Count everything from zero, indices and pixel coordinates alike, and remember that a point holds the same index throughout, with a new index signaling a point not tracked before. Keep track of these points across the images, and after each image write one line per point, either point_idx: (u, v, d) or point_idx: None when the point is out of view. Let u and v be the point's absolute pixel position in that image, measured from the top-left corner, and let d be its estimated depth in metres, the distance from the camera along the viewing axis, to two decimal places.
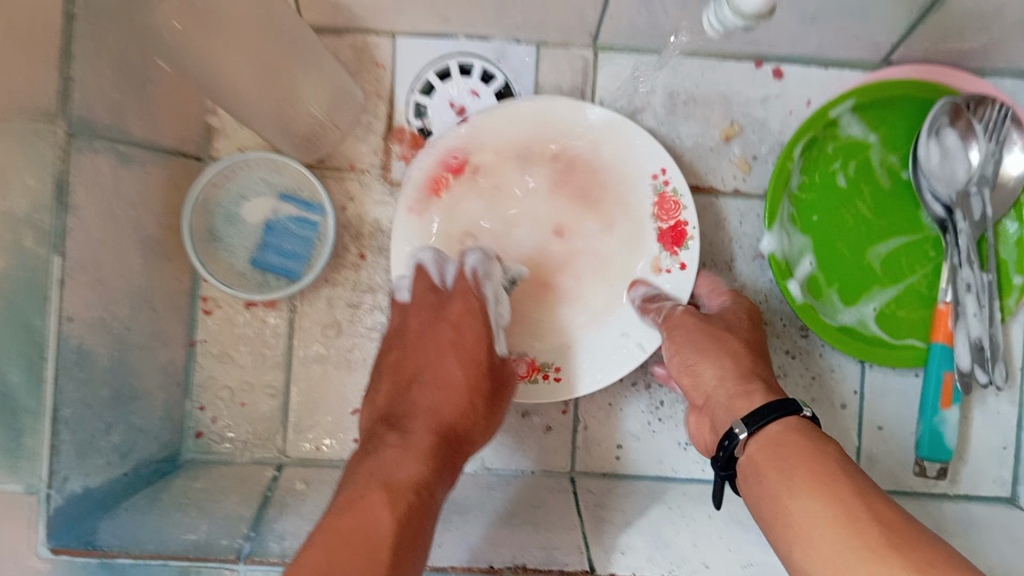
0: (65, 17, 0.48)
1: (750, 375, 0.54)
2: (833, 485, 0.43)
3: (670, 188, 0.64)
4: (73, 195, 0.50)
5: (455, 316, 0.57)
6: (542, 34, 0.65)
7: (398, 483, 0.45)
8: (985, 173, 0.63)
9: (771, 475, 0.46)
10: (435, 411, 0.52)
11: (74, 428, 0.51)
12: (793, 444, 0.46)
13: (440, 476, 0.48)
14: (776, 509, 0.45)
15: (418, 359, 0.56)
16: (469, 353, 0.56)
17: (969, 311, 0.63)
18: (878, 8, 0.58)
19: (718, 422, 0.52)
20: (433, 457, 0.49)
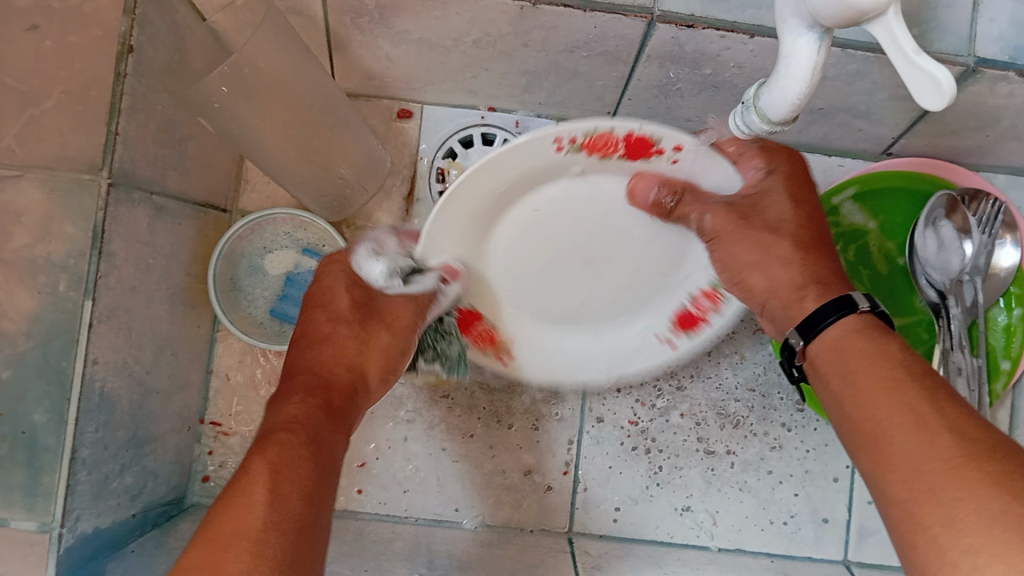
0: (114, 77, 0.51)
1: (807, 280, 0.52)
2: (904, 386, 0.43)
3: (577, 137, 0.52)
4: (110, 243, 0.53)
5: (316, 279, 0.57)
6: (563, 110, 0.69)
7: (276, 433, 0.44)
8: (978, 264, 0.66)
9: (834, 381, 0.47)
10: (316, 354, 0.54)
11: (90, 467, 0.53)
12: (857, 348, 0.46)
13: (324, 422, 0.48)
14: (848, 407, 0.45)
15: (305, 329, 0.56)
16: (332, 306, 0.56)
17: (959, 394, 0.65)
18: (880, 107, 0.62)
19: (781, 330, 0.53)
20: (308, 403, 0.48)
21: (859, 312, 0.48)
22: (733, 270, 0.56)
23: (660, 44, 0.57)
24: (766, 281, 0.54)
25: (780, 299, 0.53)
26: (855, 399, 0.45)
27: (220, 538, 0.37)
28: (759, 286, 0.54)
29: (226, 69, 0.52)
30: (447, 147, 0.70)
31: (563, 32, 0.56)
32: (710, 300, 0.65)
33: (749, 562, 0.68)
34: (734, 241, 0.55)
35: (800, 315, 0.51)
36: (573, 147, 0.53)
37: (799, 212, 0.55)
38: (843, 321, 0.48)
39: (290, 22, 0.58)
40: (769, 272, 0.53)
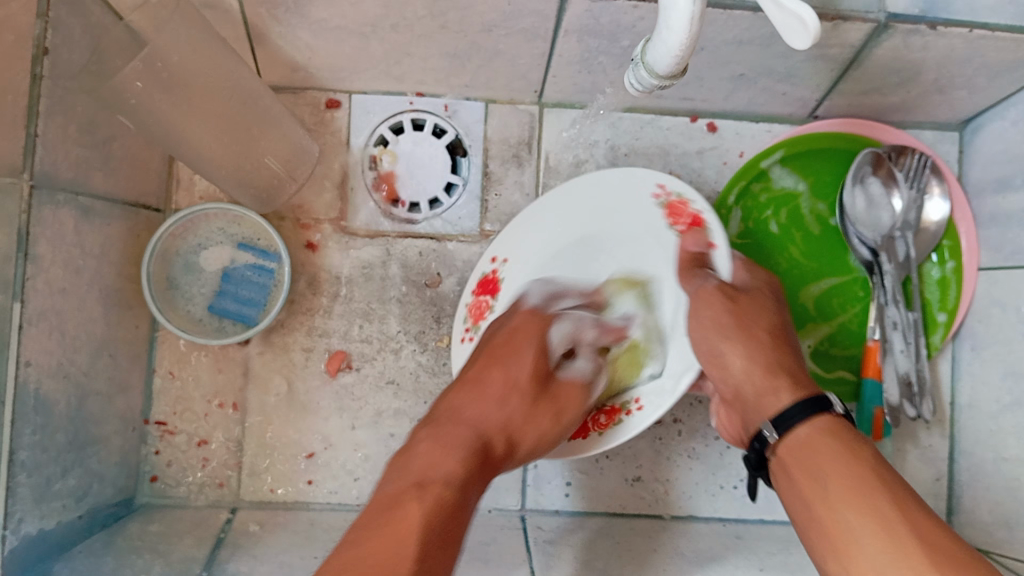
0: (31, 78, 0.50)
1: (775, 369, 0.53)
2: (870, 490, 0.45)
3: (673, 194, 0.59)
4: (35, 245, 0.51)
5: (517, 323, 0.58)
6: (490, 92, 0.69)
7: (432, 480, 0.47)
8: (908, 219, 0.67)
9: (801, 478, 0.48)
10: (488, 417, 0.54)
11: (32, 470, 0.52)
12: (829, 446, 0.48)
13: (473, 481, 0.50)
14: (818, 504, 0.46)
15: (496, 383, 0.56)
16: (517, 363, 0.56)
17: (896, 347, 0.66)
18: (801, 68, 0.62)
19: (748, 414, 0.54)
20: (466, 454, 0.50)
21: (830, 413, 0.50)
22: (713, 347, 0.55)
23: (575, 18, 0.56)
24: (744, 366, 0.54)
25: (750, 386, 0.54)
26: (824, 497, 0.46)
27: (382, 565, 0.40)
28: (733, 366, 0.54)
29: (138, 63, 0.53)
30: (377, 134, 0.71)
31: (478, 10, 0.56)
32: (608, 417, 0.58)
33: (700, 529, 0.69)
34: (721, 316, 0.54)
35: (770, 405, 0.52)
36: (661, 203, 0.59)
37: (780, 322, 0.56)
38: (814, 419, 0.50)
39: (204, 17, 0.58)
40: (747, 354, 0.54)
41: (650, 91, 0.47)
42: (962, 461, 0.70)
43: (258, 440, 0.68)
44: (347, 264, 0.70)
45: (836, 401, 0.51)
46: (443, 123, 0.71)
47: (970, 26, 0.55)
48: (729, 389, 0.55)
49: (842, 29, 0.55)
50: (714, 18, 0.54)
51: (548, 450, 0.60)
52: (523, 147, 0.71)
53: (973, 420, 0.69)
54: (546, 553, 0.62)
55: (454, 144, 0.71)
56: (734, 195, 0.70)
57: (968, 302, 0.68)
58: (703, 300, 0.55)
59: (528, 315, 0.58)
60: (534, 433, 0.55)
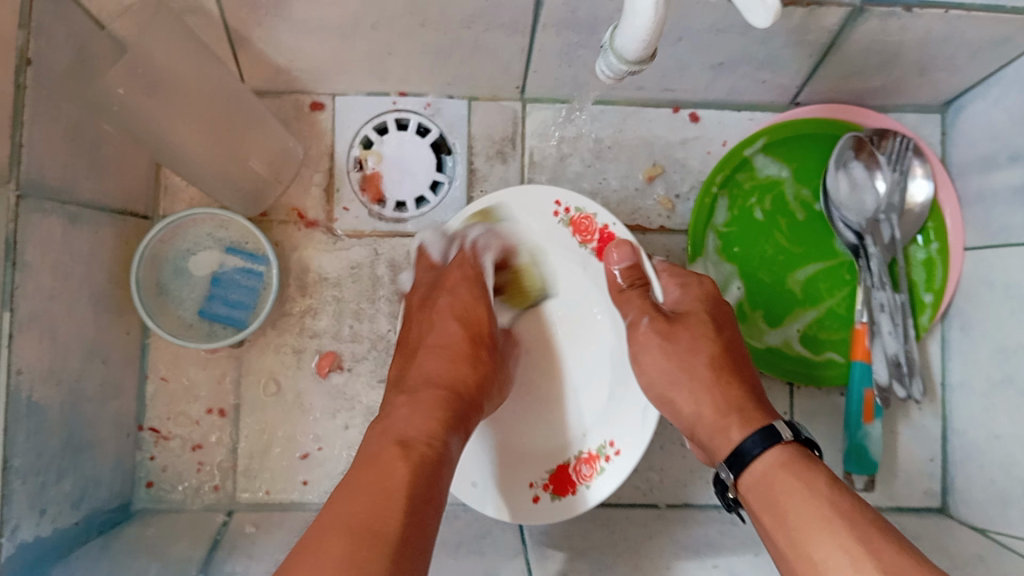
0: (14, 86, 0.51)
1: (729, 406, 0.55)
2: (833, 523, 0.44)
3: (574, 211, 0.64)
4: (24, 252, 0.52)
5: (454, 282, 0.62)
6: (472, 89, 0.70)
7: (413, 439, 0.48)
8: (892, 201, 0.67)
9: (766, 520, 0.47)
10: (450, 372, 0.56)
11: (26, 476, 0.52)
12: (785, 481, 0.47)
13: (448, 432, 0.51)
14: (785, 542, 0.46)
15: (430, 350, 0.58)
16: (466, 311, 0.60)
17: (884, 329, 0.66)
18: (780, 55, 0.62)
19: (708, 451, 0.55)
20: (439, 409, 0.52)
21: (781, 442, 0.50)
22: (662, 391, 0.58)
23: (553, 11, 0.56)
24: (692, 405, 0.57)
25: (704, 425, 0.55)
26: (789, 533, 0.45)
27: (368, 537, 0.41)
28: (687, 408, 0.57)
29: (123, 67, 0.53)
30: (362, 135, 0.71)
31: (456, 6, 0.56)
32: (589, 465, 0.62)
33: (696, 516, 0.70)
34: (670, 360, 0.58)
35: (725, 446, 0.53)
36: (563, 221, 0.64)
37: (722, 353, 0.58)
38: (767, 453, 0.50)
39: (186, 21, 0.58)
40: (695, 397, 0.56)
41: (619, 77, 0.49)
42: (956, 440, 0.70)
43: (253, 442, 0.69)
44: (335, 264, 0.70)
45: (785, 427, 0.50)
46: (427, 121, 0.71)
47: (946, 6, 0.54)
48: (686, 426, 0.58)
49: (819, 13, 0.55)
50: (690, 6, 0.54)
51: (542, 508, 0.62)
52: (507, 143, 0.72)
53: (964, 399, 0.69)
54: (542, 546, 0.63)
55: (439, 142, 0.72)
56: (718, 183, 0.70)
57: (955, 282, 0.69)
58: (642, 342, 0.60)
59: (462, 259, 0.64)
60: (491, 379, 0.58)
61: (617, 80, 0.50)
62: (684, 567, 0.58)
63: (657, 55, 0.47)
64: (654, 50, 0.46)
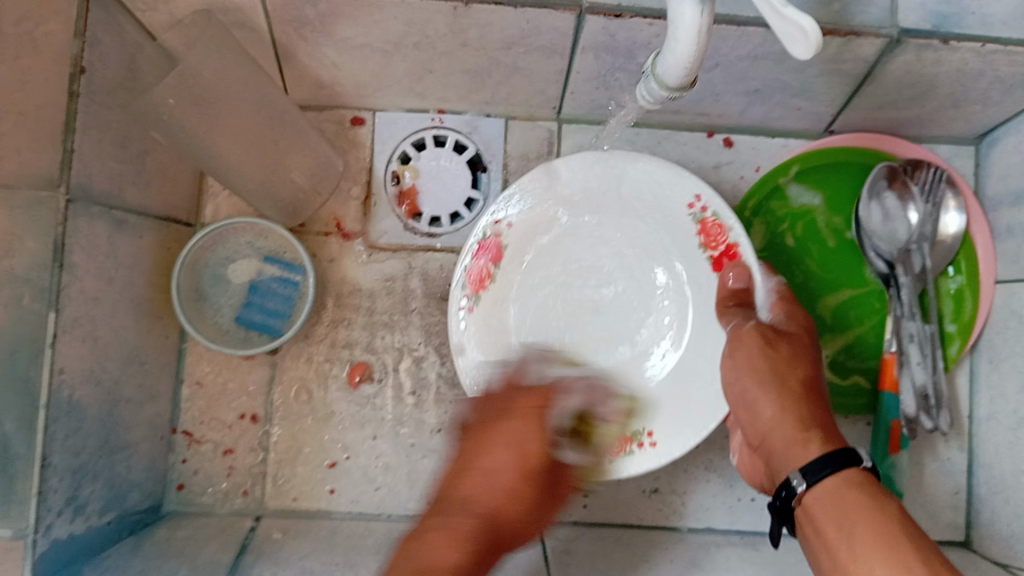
0: (68, 95, 0.52)
1: (806, 422, 0.57)
2: (897, 544, 0.45)
3: (709, 214, 0.62)
4: (70, 254, 0.53)
5: (522, 408, 0.61)
6: (510, 109, 0.71)
7: (433, 572, 0.51)
8: (924, 232, 0.67)
9: (830, 531, 0.48)
10: (485, 497, 0.59)
11: (62, 473, 0.53)
12: (856, 499, 0.49)
13: (473, 574, 0.53)
14: (845, 555, 0.47)
15: (476, 475, 0.60)
16: (519, 441, 0.60)
17: (913, 360, 0.66)
18: (815, 83, 0.62)
19: (775, 461, 0.56)
20: (469, 541, 0.55)
21: (858, 467, 0.51)
22: (748, 392, 0.59)
23: (591, 35, 0.57)
24: (772, 416, 0.58)
25: (780, 434, 0.57)
26: (850, 547, 0.47)
27: None
28: (766, 416, 0.58)
29: (172, 81, 0.55)
30: (400, 151, 0.73)
31: (497, 29, 0.57)
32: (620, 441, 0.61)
33: (719, 539, 0.70)
34: (767, 369, 0.59)
35: (798, 457, 0.54)
36: (694, 217, 0.63)
37: (814, 376, 0.61)
38: (840, 471, 0.51)
39: (234, 35, 0.59)
40: (780, 407, 0.58)
41: (659, 102, 0.51)
42: (982, 473, 0.70)
43: (283, 448, 0.70)
44: (368, 277, 0.72)
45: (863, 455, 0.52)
46: (464, 139, 0.72)
47: (982, 40, 0.55)
48: (758, 435, 0.59)
49: (855, 44, 0.56)
50: (728, 33, 0.55)
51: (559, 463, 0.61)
52: (542, 162, 0.73)
53: (992, 432, 0.69)
54: (564, 563, 0.63)
55: (474, 160, 0.73)
56: (750, 210, 0.71)
57: (984, 314, 0.69)
58: (742, 341, 0.61)
59: (540, 394, 0.62)
60: (535, 517, 0.61)
61: (657, 105, 0.51)
62: None
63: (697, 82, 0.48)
64: (694, 77, 0.47)
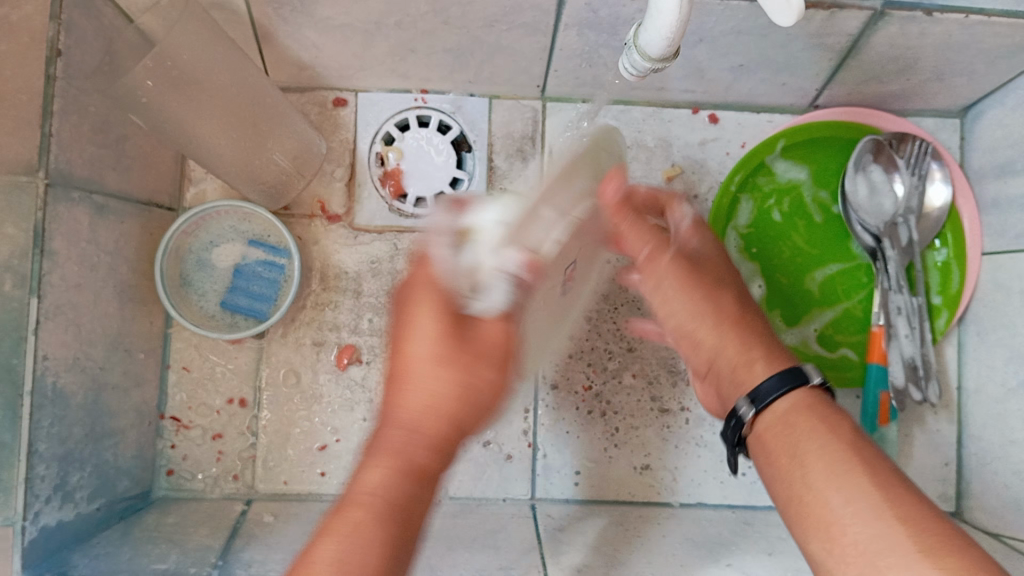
0: (44, 79, 0.51)
1: (748, 340, 0.51)
2: (846, 459, 0.43)
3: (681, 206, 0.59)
4: (51, 241, 0.52)
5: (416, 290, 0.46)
6: (494, 87, 0.71)
7: (372, 498, 0.41)
8: (910, 205, 0.68)
9: (783, 460, 0.45)
10: (433, 388, 0.44)
11: (48, 461, 0.53)
12: (807, 425, 0.45)
13: (427, 487, 0.43)
14: (800, 484, 0.43)
15: (428, 312, 0.45)
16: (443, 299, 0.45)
17: (901, 332, 0.66)
18: (799, 57, 0.62)
19: (725, 389, 0.52)
20: (409, 452, 0.43)
21: (808, 385, 0.47)
22: (683, 323, 0.54)
23: (574, 11, 0.56)
24: (715, 339, 0.52)
25: (727, 356, 0.52)
26: (802, 474, 0.43)
27: None
28: (710, 340, 0.52)
29: (150, 62, 0.54)
30: (383, 132, 0.72)
31: (478, 6, 0.57)
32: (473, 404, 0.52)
33: (709, 515, 0.70)
34: (698, 297, 0.53)
35: (747, 375, 0.50)
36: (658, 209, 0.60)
37: (739, 290, 0.55)
38: (789, 393, 0.47)
39: (212, 16, 0.59)
40: (720, 332, 0.52)
41: (642, 76, 0.50)
42: (970, 444, 0.70)
43: (271, 432, 0.70)
44: (355, 259, 0.71)
45: (815, 370, 0.48)
46: (448, 119, 0.72)
47: (966, 11, 0.54)
48: (702, 361, 0.54)
49: (839, 17, 0.55)
50: (710, 8, 0.55)
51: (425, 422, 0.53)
52: (527, 141, 0.72)
53: (981, 403, 0.69)
54: (555, 541, 0.63)
55: (459, 140, 0.73)
56: (736, 183, 0.70)
57: (970, 287, 0.69)
58: (660, 272, 0.54)
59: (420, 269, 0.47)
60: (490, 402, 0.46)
61: (641, 79, 0.51)
62: (697, 564, 0.58)
63: (679, 52, 0.48)
64: (677, 48, 0.47)
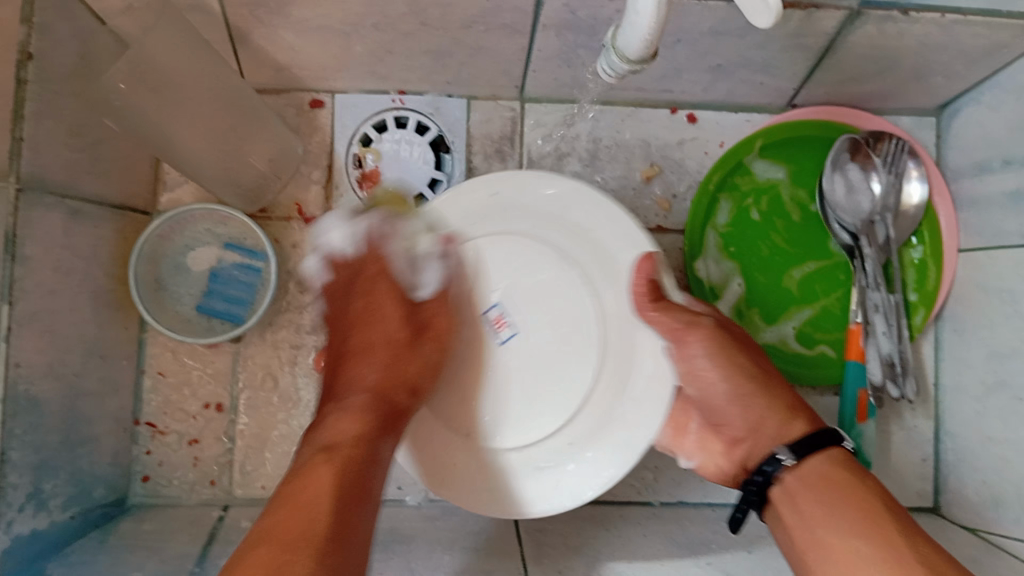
0: (15, 82, 0.50)
1: (793, 410, 0.58)
2: (875, 518, 0.48)
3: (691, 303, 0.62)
4: (23, 247, 0.51)
5: (369, 291, 0.64)
6: (472, 88, 0.70)
7: (338, 444, 0.53)
8: (887, 203, 0.68)
9: (811, 506, 0.51)
10: (382, 377, 0.59)
11: (22, 470, 0.52)
12: (837, 479, 0.51)
13: (371, 451, 0.53)
14: (827, 532, 0.49)
15: (362, 357, 0.61)
16: (369, 330, 0.62)
17: (879, 329, 0.67)
18: (777, 58, 0.62)
19: (757, 453, 0.57)
20: (365, 414, 0.56)
21: (842, 447, 0.54)
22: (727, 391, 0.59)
23: (552, 12, 0.56)
24: (756, 412, 0.58)
25: (767, 426, 0.57)
26: (831, 523, 0.49)
27: (294, 505, 0.48)
28: (750, 410, 0.58)
29: (122, 65, 0.54)
30: (361, 133, 0.72)
31: (456, 7, 0.56)
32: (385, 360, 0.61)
33: (689, 514, 0.70)
34: (745, 370, 0.59)
35: (788, 434, 0.56)
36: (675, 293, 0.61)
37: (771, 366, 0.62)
38: (828, 449, 0.53)
39: (187, 18, 0.58)
40: (767, 405, 0.58)
41: (620, 77, 0.50)
42: (948, 441, 0.71)
43: (249, 437, 0.69)
44: None
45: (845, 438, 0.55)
46: (426, 120, 0.72)
47: (943, 11, 0.55)
48: (738, 430, 0.59)
49: (818, 17, 0.55)
50: (688, 9, 0.55)
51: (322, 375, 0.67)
52: (506, 141, 0.72)
53: (959, 401, 0.69)
54: (536, 544, 0.63)
55: (437, 141, 0.72)
56: (715, 183, 0.70)
57: (947, 284, 0.69)
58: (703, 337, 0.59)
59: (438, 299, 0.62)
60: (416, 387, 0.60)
61: (619, 80, 0.50)
62: (678, 565, 0.58)
63: (658, 54, 0.48)
64: (656, 50, 0.47)
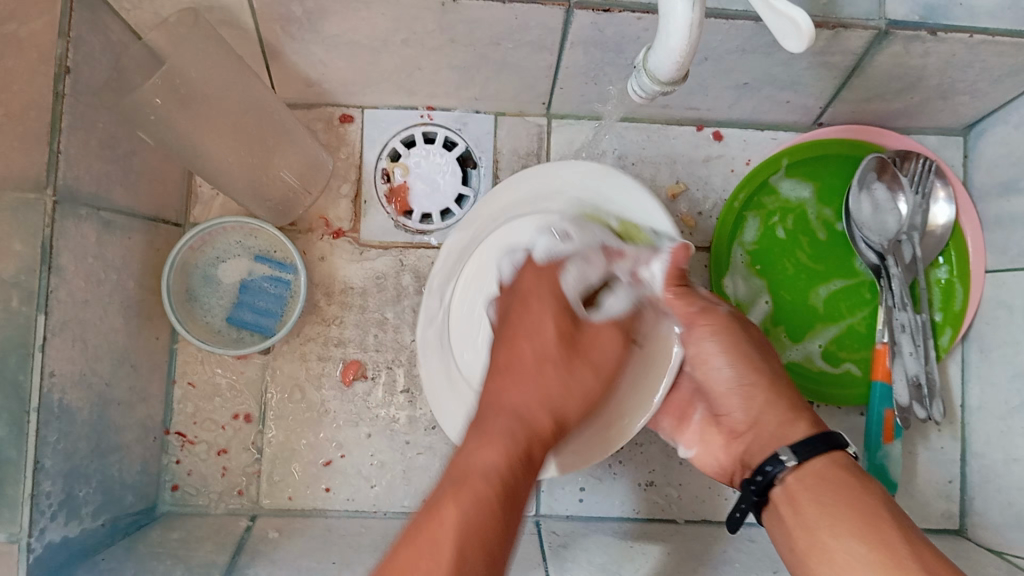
0: (53, 97, 0.52)
1: (798, 408, 0.56)
2: (870, 515, 0.47)
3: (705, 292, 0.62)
4: (59, 257, 0.52)
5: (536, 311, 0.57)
6: (499, 105, 0.71)
7: (468, 483, 0.45)
8: (914, 222, 0.68)
9: (810, 507, 0.50)
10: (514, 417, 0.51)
11: (54, 477, 0.53)
12: (835, 477, 0.50)
13: (515, 490, 0.47)
14: (821, 534, 0.48)
15: (504, 393, 0.53)
16: (539, 361, 0.54)
17: (905, 350, 0.66)
18: (803, 76, 0.63)
19: (756, 453, 0.56)
20: (506, 464, 0.47)
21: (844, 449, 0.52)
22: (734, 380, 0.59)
23: (580, 29, 0.56)
24: (755, 411, 0.58)
25: (768, 424, 0.56)
26: (829, 525, 0.48)
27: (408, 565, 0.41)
28: (754, 407, 0.58)
29: (158, 80, 0.54)
30: (390, 147, 0.73)
31: (483, 24, 0.57)
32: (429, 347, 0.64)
33: (713, 531, 0.70)
34: (748, 360, 0.59)
35: (789, 433, 0.54)
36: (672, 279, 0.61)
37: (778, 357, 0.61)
38: (830, 452, 0.52)
39: (220, 33, 0.59)
40: (766, 406, 0.57)
41: (650, 97, 0.51)
42: (974, 462, 0.70)
43: (276, 447, 0.70)
44: (360, 275, 0.72)
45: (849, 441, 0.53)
46: (453, 136, 0.73)
47: (969, 31, 0.55)
48: (743, 428, 0.59)
49: (843, 37, 0.56)
50: (715, 28, 0.55)
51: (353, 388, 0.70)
52: (532, 157, 0.73)
53: (984, 421, 0.69)
54: (559, 557, 0.63)
55: (464, 156, 0.73)
56: (741, 201, 0.71)
57: (974, 305, 0.69)
58: (724, 324, 0.59)
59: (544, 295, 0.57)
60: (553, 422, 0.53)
61: (648, 100, 0.51)
62: None
63: (688, 75, 0.48)
64: (686, 71, 0.47)
